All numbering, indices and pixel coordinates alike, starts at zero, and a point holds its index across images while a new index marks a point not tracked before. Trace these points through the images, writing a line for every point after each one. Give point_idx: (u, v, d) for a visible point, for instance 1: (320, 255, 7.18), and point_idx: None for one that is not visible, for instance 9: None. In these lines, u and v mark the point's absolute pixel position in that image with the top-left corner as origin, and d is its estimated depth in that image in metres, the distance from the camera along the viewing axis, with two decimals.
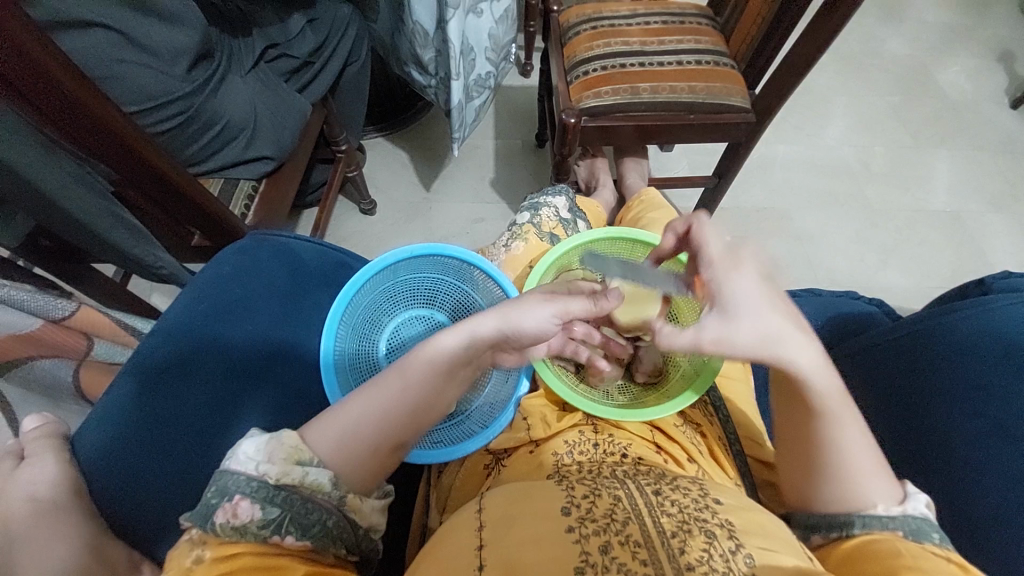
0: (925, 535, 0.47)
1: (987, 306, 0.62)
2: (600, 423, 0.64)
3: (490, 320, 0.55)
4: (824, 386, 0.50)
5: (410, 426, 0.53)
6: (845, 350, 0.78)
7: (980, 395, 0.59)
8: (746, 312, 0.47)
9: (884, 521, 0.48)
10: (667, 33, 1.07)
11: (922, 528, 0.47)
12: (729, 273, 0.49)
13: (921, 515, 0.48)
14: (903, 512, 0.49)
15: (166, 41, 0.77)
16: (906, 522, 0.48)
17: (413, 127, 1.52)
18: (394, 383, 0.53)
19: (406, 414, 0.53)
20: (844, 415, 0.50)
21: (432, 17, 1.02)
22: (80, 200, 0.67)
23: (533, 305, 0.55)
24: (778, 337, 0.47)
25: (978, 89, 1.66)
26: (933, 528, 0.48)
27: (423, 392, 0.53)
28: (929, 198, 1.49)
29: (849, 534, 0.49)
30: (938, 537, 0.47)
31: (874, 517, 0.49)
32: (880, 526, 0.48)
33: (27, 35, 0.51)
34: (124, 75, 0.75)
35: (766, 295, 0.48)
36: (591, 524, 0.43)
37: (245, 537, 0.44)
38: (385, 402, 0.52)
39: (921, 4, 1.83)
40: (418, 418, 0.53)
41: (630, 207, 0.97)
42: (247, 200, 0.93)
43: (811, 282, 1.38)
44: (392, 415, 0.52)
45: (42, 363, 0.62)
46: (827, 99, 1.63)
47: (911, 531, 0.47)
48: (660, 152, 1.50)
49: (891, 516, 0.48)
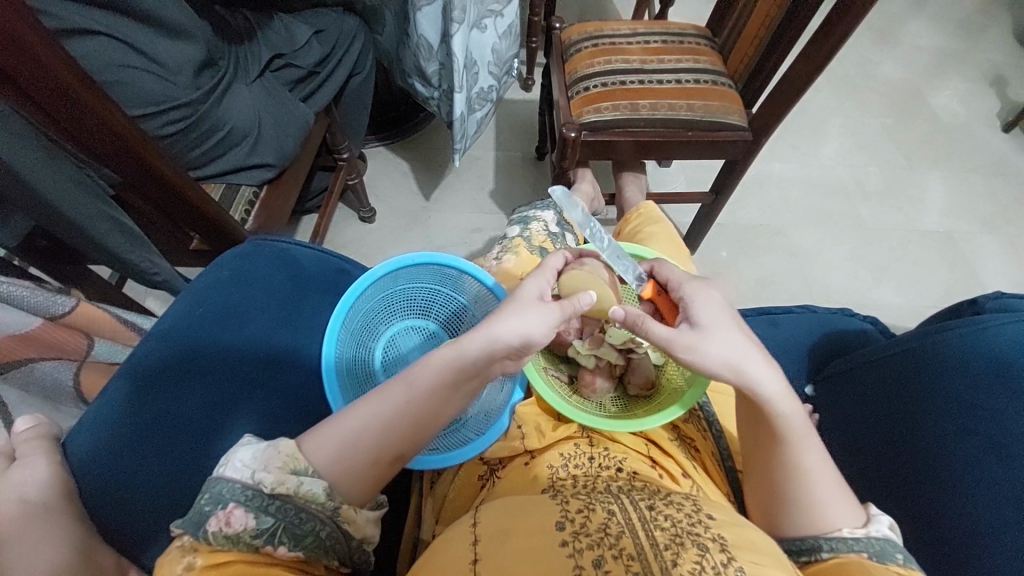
0: (889, 556, 0.49)
1: (981, 325, 0.63)
2: (595, 435, 0.63)
3: (488, 331, 0.55)
4: (786, 411, 0.53)
5: (410, 437, 0.53)
6: (839, 366, 0.79)
7: (974, 414, 0.59)
8: (715, 331, 0.55)
9: (848, 544, 0.50)
10: (667, 52, 1.09)
11: (885, 549, 0.50)
12: (701, 298, 0.58)
13: (884, 537, 0.51)
14: (868, 534, 0.51)
15: (173, 56, 0.79)
16: (870, 544, 0.50)
17: (413, 137, 1.53)
18: (399, 392, 0.53)
19: (408, 424, 0.53)
20: (803, 441, 0.53)
21: (436, 31, 1.04)
22: (79, 204, 0.66)
23: (532, 310, 0.56)
24: (741, 359, 0.53)
25: (970, 112, 1.70)
26: (896, 549, 0.50)
27: (428, 402, 0.53)
28: (923, 217, 1.51)
29: (817, 558, 0.51)
30: (901, 557, 0.49)
31: (839, 539, 0.51)
32: (846, 548, 0.50)
33: (39, 40, 0.52)
34: (126, 81, 0.76)
35: (732, 320, 0.56)
36: (584, 538, 0.43)
37: (237, 546, 0.44)
38: (389, 411, 0.52)
39: (914, 29, 1.87)
40: (419, 428, 0.53)
41: (629, 220, 0.97)
42: (247, 207, 0.94)
43: (806, 299, 1.40)
44: (392, 425, 0.52)
45: (42, 365, 0.61)
46: (822, 120, 1.66)
47: (876, 553, 0.49)
48: (658, 167, 1.51)
49: (855, 538, 0.51)
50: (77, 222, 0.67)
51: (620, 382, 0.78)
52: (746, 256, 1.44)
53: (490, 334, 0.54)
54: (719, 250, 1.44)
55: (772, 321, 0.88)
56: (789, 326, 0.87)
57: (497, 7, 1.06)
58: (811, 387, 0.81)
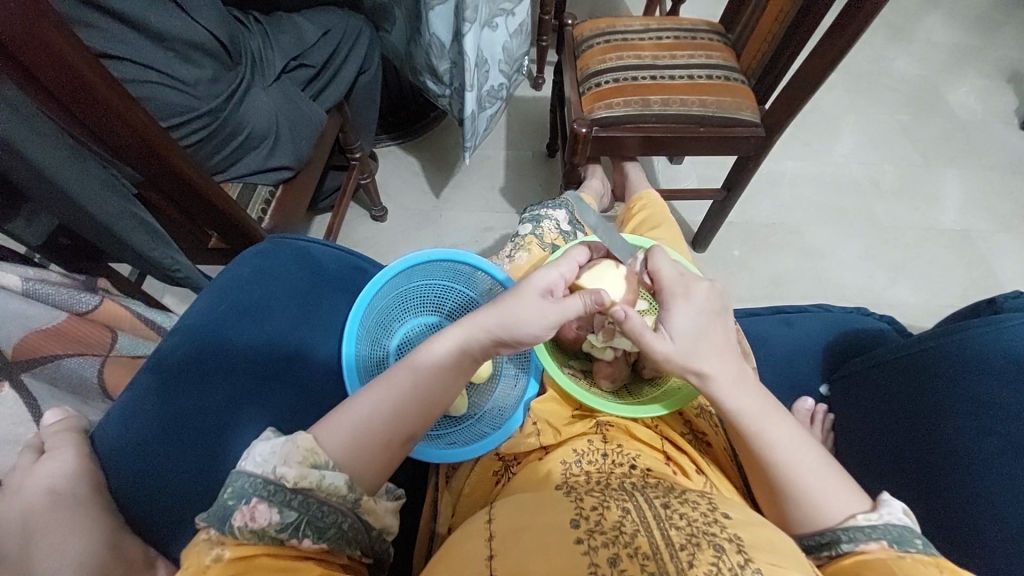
0: (908, 542, 0.50)
1: (999, 325, 0.62)
2: (610, 432, 0.64)
3: (487, 317, 0.57)
4: (747, 404, 0.56)
5: (419, 420, 0.55)
6: (856, 367, 0.78)
7: (994, 414, 0.59)
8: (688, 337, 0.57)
9: (866, 532, 0.51)
10: (679, 48, 1.09)
11: (905, 536, 0.50)
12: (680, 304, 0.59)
13: (903, 524, 0.51)
14: (884, 520, 0.51)
15: (193, 77, 0.82)
16: (888, 531, 0.50)
17: (424, 136, 1.53)
18: (404, 377, 0.55)
19: (416, 406, 0.55)
20: (780, 436, 0.56)
21: (448, 29, 1.04)
22: (104, 201, 0.68)
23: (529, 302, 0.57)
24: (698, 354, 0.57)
25: (987, 109, 1.67)
26: (915, 534, 0.51)
27: (430, 385, 0.56)
28: (939, 216, 1.49)
29: (838, 551, 0.51)
30: (920, 543, 0.50)
31: (857, 529, 0.51)
32: (865, 538, 0.50)
33: (70, 48, 0.54)
34: (150, 96, 0.79)
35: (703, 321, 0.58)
36: (600, 536, 0.43)
37: (263, 539, 0.45)
38: (395, 398, 0.54)
39: (930, 25, 1.84)
40: (427, 409, 0.56)
41: (631, 210, 0.97)
42: (264, 206, 0.94)
43: (820, 298, 1.38)
44: (401, 410, 0.54)
45: (67, 361, 0.61)
46: (836, 116, 1.64)
47: (895, 540, 0.50)
48: (669, 165, 1.51)
49: (872, 526, 0.51)
50: (101, 219, 0.69)
51: (634, 368, 0.78)
52: (759, 254, 1.43)
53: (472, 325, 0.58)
54: (732, 249, 1.43)
55: (785, 320, 0.89)
56: (803, 326, 0.87)
57: (509, 5, 1.06)
58: (826, 387, 0.82)
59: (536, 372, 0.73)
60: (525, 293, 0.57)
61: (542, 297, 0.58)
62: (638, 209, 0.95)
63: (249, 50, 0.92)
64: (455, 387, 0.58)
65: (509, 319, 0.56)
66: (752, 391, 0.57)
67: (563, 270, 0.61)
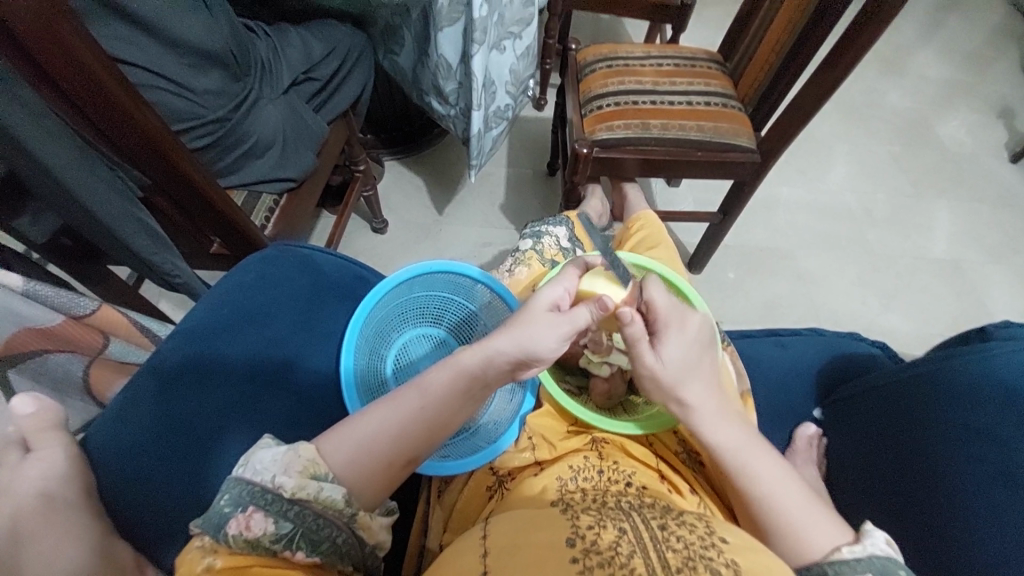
0: (892, 573, 0.49)
1: (988, 353, 0.63)
2: (605, 448, 0.64)
3: (507, 342, 0.57)
4: (727, 437, 0.58)
5: (424, 440, 0.55)
6: (847, 393, 0.79)
7: (983, 441, 0.59)
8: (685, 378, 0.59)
9: (852, 566, 0.50)
10: (679, 75, 1.12)
11: (888, 567, 0.50)
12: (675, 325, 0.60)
13: (886, 555, 0.51)
14: (868, 552, 0.51)
15: (203, 86, 0.82)
16: (872, 563, 0.50)
17: (426, 152, 1.56)
18: (412, 399, 0.55)
19: (420, 429, 0.54)
20: (756, 461, 0.57)
21: (456, 51, 1.07)
22: (109, 201, 0.69)
23: (545, 325, 0.58)
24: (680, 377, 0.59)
25: (978, 142, 1.72)
26: (898, 565, 0.50)
27: (440, 409, 0.55)
28: (930, 245, 1.52)
29: None
30: (904, 575, 0.49)
31: (842, 562, 0.51)
32: (850, 571, 0.50)
33: (95, 60, 0.56)
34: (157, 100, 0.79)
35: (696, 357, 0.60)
36: (595, 556, 0.43)
37: (255, 550, 0.45)
38: (402, 417, 0.54)
39: (923, 61, 1.90)
40: (433, 432, 0.55)
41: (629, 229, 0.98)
42: (268, 213, 0.97)
43: (812, 322, 1.40)
44: (406, 430, 0.54)
45: (55, 356, 0.63)
46: (830, 146, 1.68)
47: (879, 573, 0.49)
48: (667, 187, 1.54)
49: (856, 558, 0.51)
50: (104, 220, 0.70)
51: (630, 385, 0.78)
52: (753, 278, 1.45)
53: (490, 350, 0.57)
54: (726, 272, 1.45)
55: (779, 343, 0.90)
56: (797, 349, 0.88)
57: (516, 29, 1.10)
58: (819, 410, 0.83)
59: (533, 385, 0.74)
60: (535, 309, 0.59)
61: (550, 312, 0.59)
62: (637, 228, 0.96)
63: (262, 62, 0.94)
64: (465, 411, 0.57)
65: (533, 342, 0.57)
66: (733, 425, 0.59)
67: (568, 283, 0.62)
